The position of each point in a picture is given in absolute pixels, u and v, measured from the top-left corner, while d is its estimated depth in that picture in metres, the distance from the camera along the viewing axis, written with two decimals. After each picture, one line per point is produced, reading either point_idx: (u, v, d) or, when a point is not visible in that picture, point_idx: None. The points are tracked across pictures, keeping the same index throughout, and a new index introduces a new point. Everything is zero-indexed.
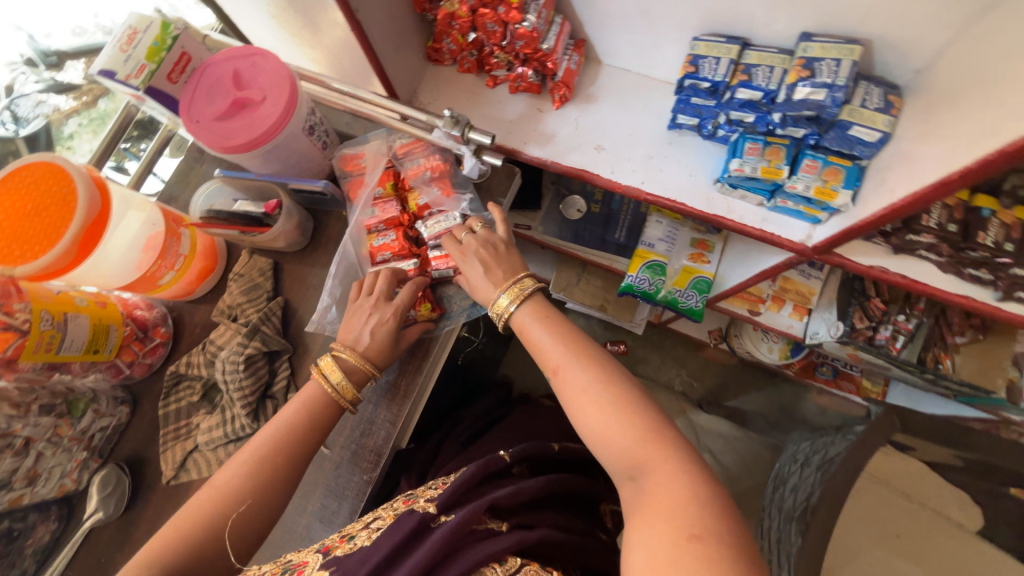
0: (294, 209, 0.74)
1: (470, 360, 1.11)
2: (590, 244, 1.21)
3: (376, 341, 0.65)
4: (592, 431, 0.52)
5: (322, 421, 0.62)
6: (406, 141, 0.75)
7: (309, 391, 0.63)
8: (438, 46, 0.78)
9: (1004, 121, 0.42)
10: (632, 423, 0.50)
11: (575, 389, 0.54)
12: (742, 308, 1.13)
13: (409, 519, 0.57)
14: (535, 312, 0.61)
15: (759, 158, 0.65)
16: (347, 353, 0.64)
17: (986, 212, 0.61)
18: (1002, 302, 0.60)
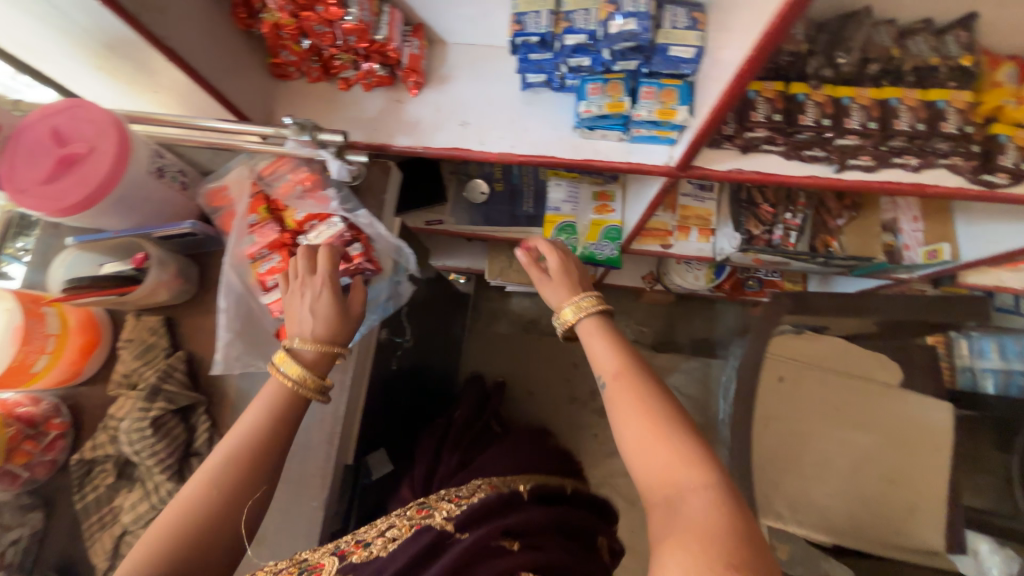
0: (167, 256, 0.70)
1: (413, 363, 1.10)
2: (502, 222, 1.23)
3: (328, 323, 0.61)
4: (637, 439, 0.51)
5: (289, 415, 0.58)
6: (269, 161, 0.73)
7: (270, 392, 0.58)
8: (278, 62, 0.77)
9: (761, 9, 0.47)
10: (675, 438, 0.50)
11: (628, 394, 0.55)
12: (652, 242, 1.18)
13: (427, 534, 0.57)
14: (594, 328, 0.65)
15: (602, 96, 0.69)
16: (303, 343, 0.59)
17: (802, 97, 0.67)
18: (841, 172, 0.67)
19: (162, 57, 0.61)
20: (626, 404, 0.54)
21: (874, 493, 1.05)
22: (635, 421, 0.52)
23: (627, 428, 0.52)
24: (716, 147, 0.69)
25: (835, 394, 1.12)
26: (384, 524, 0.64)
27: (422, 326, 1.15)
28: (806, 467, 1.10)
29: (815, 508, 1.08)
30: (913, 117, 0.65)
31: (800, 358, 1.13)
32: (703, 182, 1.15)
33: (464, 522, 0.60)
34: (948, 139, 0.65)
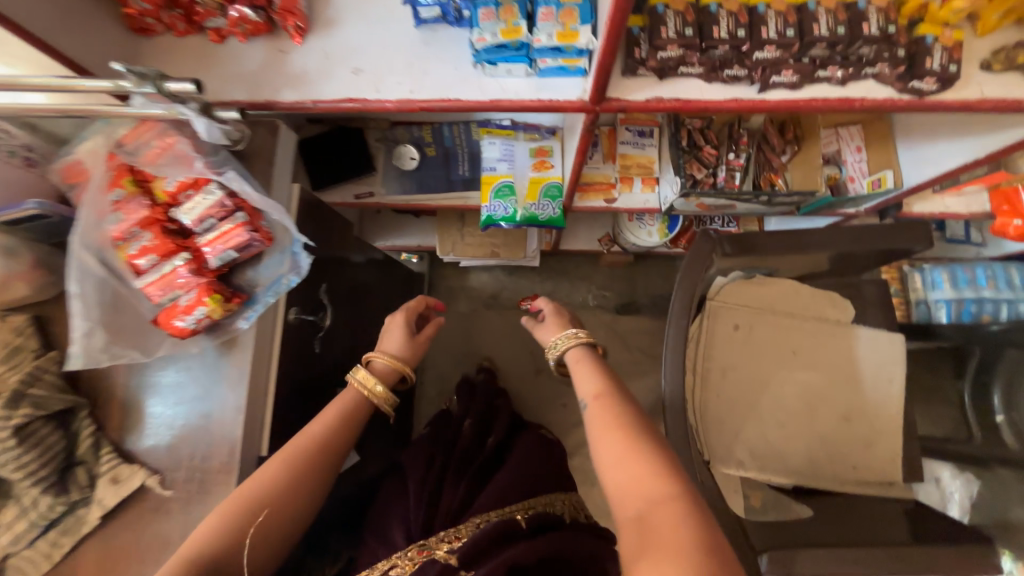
0: (18, 246, 0.62)
1: (350, 342, 1.03)
2: (438, 189, 1.16)
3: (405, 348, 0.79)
4: (610, 456, 0.65)
5: (347, 440, 0.66)
6: (130, 127, 0.63)
7: (350, 397, 0.70)
8: (133, 12, 0.67)
9: None
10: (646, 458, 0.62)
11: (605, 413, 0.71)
12: (594, 198, 1.12)
13: (432, 566, 0.68)
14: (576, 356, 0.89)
15: (495, 22, 0.65)
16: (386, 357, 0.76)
17: (715, 8, 0.62)
18: (764, 92, 0.63)
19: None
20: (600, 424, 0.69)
21: (833, 433, 1.05)
22: (607, 439, 0.67)
23: (606, 443, 0.66)
24: (631, 75, 0.64)
25: (790, 338, 1.09)
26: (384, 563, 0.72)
27: (357, 301, 1.07)
28: (764, 412, 1.06)
29: (775, 455, 1.04)
30: (833, 20, 0.61)
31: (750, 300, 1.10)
32: (642, 128, 1.09)
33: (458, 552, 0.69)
34: (871, 42, 0.61)
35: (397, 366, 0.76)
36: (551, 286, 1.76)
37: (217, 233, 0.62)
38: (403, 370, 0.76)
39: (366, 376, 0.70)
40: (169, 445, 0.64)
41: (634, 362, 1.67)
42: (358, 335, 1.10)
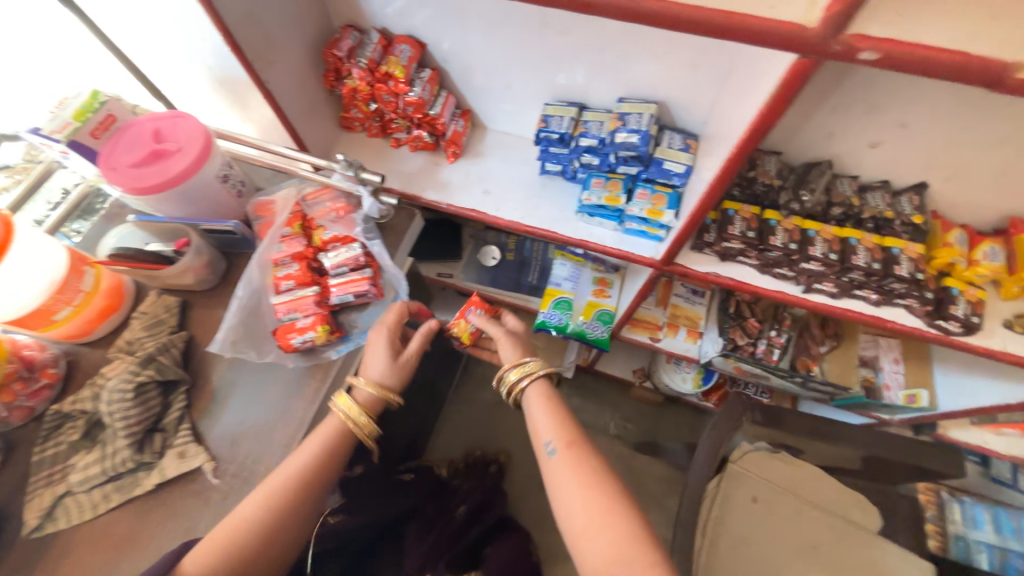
0: (205, 247, 0.80)
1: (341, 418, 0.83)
2: (506, 287, 1.32)
3: (388, 367, 0.73)
4: (580, 502, 0.68)
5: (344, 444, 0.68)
6: (315, 188, 0.85)
7: (328, 428, 0.68)
8: (348, 116, 0.93)
9: (723, 138, 0.63)
10: (615, 507, 0.66)
11: (576, 466, 0.72)
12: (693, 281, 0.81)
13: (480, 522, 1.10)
14: (541, 395, 0.83)
15: (603, 190, 0.80)
16: (378, 388, 0.70)
17: (774, 223, 0.75)
18: (806, 293, 0.76)
19: (245, 73, 0.71)
20: (573, 473, 0.71)
21: None
22: (574, 491, 0.69)
23: (570, 493, 0.69)
24: (698, 251, 0.80)
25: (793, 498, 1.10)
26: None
27: (376, 360, 0.89)
28: None
29: None
30: (870, 256, 0.72)
31: (762, 462, 1.12)
32: (695, 288, 1.23)
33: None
34: (902, 281, 0.72)
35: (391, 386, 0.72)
36: (573, 400, 1.71)
37: (346, 279, 0.78)
38: (392, 399, 0.71)
39: (351, 408, 0.68)
40: (232, 437, 0.72)
41: (643, 508, 1.55)
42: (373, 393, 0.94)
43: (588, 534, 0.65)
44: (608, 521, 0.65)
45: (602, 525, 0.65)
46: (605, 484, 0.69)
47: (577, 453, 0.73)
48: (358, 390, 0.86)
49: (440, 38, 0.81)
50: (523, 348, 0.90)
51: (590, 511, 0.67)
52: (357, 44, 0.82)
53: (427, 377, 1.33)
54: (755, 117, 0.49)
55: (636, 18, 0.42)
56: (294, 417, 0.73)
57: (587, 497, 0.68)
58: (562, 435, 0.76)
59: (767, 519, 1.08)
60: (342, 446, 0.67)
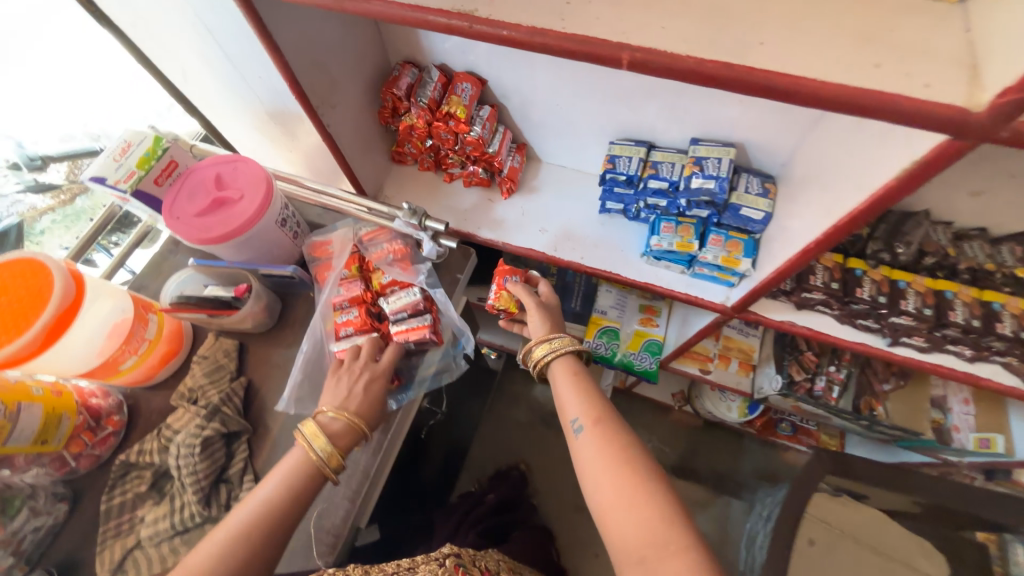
0: (263, 291, 0.80)
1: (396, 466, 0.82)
2: None
3: (361, 398, 0.66)
4: (607, 480, 0.57)
5: (305, 492, 0.59)
6: (371, 228, 0.83)
7: (292, 461, 0.61)
8: (401, 150, 0.91)
9: (820, 191, 0.59)
10: (650, 490, 0.55)
11: (603, 443, 0.61)
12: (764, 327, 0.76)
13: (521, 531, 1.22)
14: (567, 369, 0.72)
15: (673, 235, 0.76)
16: (344, 416, 0.63)
17: (860, 272, 0.72)
18: (892, 346, 0.71)
19: (308, 119, 0.70)
20: (600, 451, 0.60)
21: None
22: (600, 471, 0.59)
23: (596, 474, 0.59)
24: (772, 298, 0.75)
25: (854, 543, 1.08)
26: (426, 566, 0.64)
27: (429, 405, 0.87)
28: None
29: None
30: (968, 312, 0.68)
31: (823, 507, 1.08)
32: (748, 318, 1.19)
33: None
34: (1004, 338, 0.67)
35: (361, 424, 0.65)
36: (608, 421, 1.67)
37: (406, 326, 0.76)
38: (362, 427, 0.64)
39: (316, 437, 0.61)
40: None
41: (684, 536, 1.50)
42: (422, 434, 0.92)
43: (617, 517, 0.55)
44: (638, 502, 0.55)
45: (632, 505, 0.55)
46: (636, 463, 0.59)
47: (605, 429, 0.63)
48: (411, 437, 0.84)
49: (501, 75, 0.78)
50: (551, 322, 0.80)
51: (618, 490, 0.56)
52: (416, 82, 0.80)
53: (466, 403, 1.30)
54: (881, 190, 0.45)
55: (768, 93, 0.39)
56: (355, 469, 0.72)
57: (613, 476, 0.57)
58: (589, 410, 0.66)
59: (826, 564, 1.05)
60: (303, 490, 0.59)
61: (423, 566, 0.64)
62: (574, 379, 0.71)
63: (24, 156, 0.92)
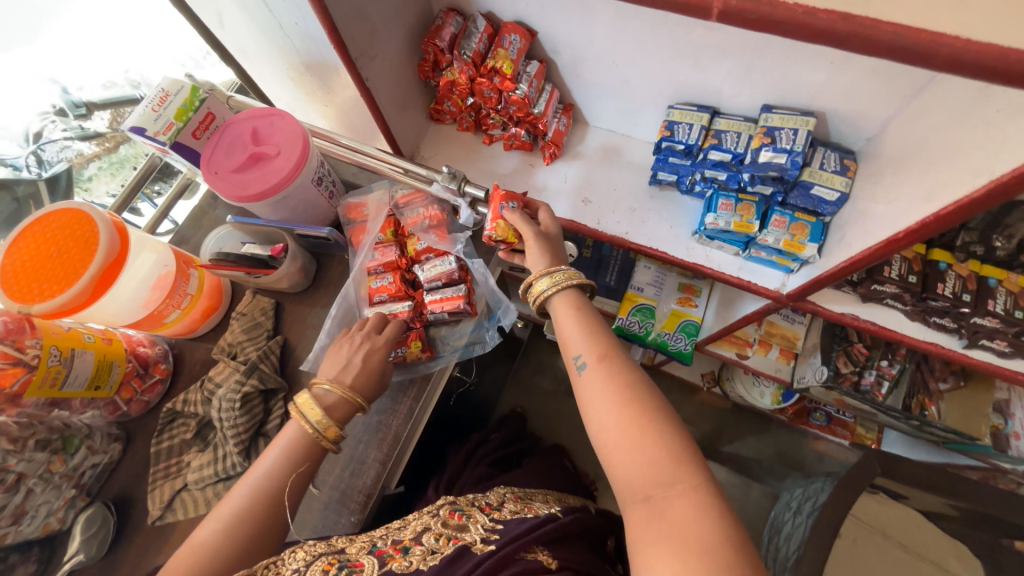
0: (299, 252, 0.79)
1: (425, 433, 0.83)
2: None
3: (357, 371, 0.65)
4: (614, 425, 0.49)
5: (302, 467, 0.59)
6: (407, 191, 0.80)
7: (290, 435, 0.60)
8: (439, 108, 0.86)
9: (921, 172, 0.51)
10: (663, 434, 0.47)
11: (610, 380, 0.52)
12: (820, 317, 0.71)
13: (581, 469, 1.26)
14: (569, 303, 0.62)
15: (732, 214, 0.70)
16: (344, 392, 0.62)
17: (944, 265, 0.65)
18: (968, 349, 0.65)
19: (347, 72, 0.65)
20: (608, 389, 0.52)
21: None
22: (608, 410, 0.50)
23: (603, 420, 0.50)
24: (835, 288, 0.69)
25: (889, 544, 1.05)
26: (417, 520, 0.63)
27: (459, 375, 0.87)
28: None
29: None
30: None
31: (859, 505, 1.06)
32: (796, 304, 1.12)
33: (500, 543, 0.56)
34: None
35: (357, 396, 0.63)
36: None
37: (440, 296, 0.74)
38: (359, 402, 0.63)
39: (307, 407, 0.60)
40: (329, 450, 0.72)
41: None
42: (450, 402, 0.92)
43: (622, 458, 0.47)
44: (646, 440, 0.47)
45: (638, 443, 0.47)
46: (642, 398, 0.50)
47: (611, 365, 0.54)
48: (440, 406, 0.85)
49: (553, 27, 0.70)
50: (550, 250, 0.66)
51: (623, 428, 0.48)
52: (460, 32, 0.73)
53: (491, 370, 1.30)
54: (1008, 177, 0.39)
55: (893, 53, 0.32)
56: (386, 432, 0.73)
57: (617, 414, 0.49)
58: (594, 345, 0.57)
59: (854, 561, 1.04)
60: (302, 465, 0.59)
61: (414, 522, 0.63)
62: (573, 315, 0.60)
63: (69, 102, 0.92)
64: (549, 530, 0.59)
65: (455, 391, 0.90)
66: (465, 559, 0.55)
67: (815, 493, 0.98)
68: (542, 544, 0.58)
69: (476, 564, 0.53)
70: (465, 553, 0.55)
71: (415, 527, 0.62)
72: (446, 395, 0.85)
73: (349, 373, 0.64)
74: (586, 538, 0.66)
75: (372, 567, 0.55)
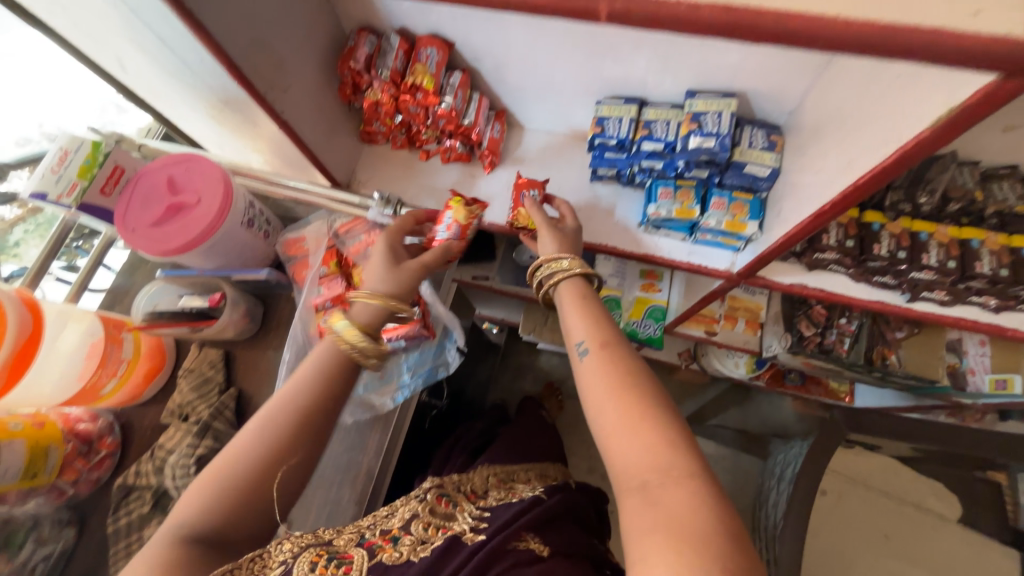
0: (240, 298, 0.75)
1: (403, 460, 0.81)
2: None
3: (387, 279, 0.61)
4: (611, 411, 0.47)
5: (337, 395, 0.55)
6: (345, 219, 0.77)
7: (324, 357, 0.57)
8: (370, 130, 0.83)
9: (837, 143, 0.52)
10: (659, 421, 0.45)
11: (609, 368, 0.50)
12: (773, 290, 0.72)
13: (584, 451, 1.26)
14: (573, 293, 0.60)
15: (672, 202, 0.70)
16: (371, 297, 0.58)
17: (877, 226, 0.66)
18: (912, 302, 0.67)
19: (257, 107, 0.62)
20: (607, 376, 0.49)
21: None
22: (603, 394, 0.48)
23: (600, 405, 0.48)
24: (781, 260, 0.70)
25: (870, 490, 1.07)
26: (403, 510, 0.60)
27: (429, 396, 0.84)
28: None
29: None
30: (996, 261, 0.63)
31: (840, 457, 1.08)
32: None
33: (490, 532, 0.55)
34: None
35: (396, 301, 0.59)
36: None
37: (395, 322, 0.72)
38: (394, 306, 0.59)
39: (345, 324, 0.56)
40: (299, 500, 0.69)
41: None
42: (427, 423, 0.90)
43: (619, 442, 0.45)
44: (642, 424, 0.45)
45: (636, 427, 0.45)
46: (643, 388, 0.48)
47: (612, 355, 0.51)
48: (414, 432, 0.83)
49: (469, 36, 0.69)
50: (566, 239, 0.67)
51: (621, 413, 0.46)
52: (375, 51, 0.71)
53: (468, 383, 1.28)
54: (909, 145, 0.39)
55: (779, 40, 0.32)
56: (358, 471, 0.71)
57: (618, 401, 0.47)
58: (595, 332, 0.55)
59: (838, 510, 1.06)
60: (339, 387, 0.56)
61: (402, 508, 0.61)
62: (578, 303, 0.59)
63: None
64: (536, 515, 0.59)
65: (431, 412, 0.88)
66: (455, 551, 0.53)
67: (794, 456, 0.99)
68: (534, 529, 0.57)
69: (468, 554, 0.52)
70: (455, 543, 0.54)
71: (404, 513, 0.59)
72: (419, 418, 0.83)
73: (382, 279, 0.61)
74: (575, 516, 0.67)
75: (362, 559, 0.52)
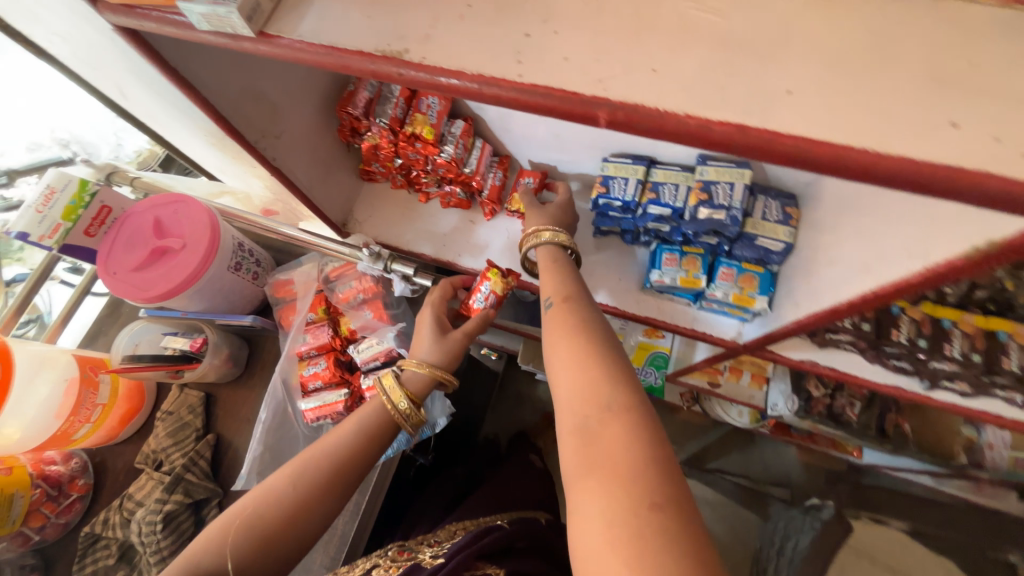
0: (222, 341, 0.73)
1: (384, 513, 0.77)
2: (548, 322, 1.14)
3: (437, 346, 0.60)
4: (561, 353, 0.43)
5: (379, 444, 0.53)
6: (338, 264, 0.74)
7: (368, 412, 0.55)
8: (369, 169, 0.81)
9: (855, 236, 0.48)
10: (608, 362, 0.41)
11: (565, 316, 0.47)
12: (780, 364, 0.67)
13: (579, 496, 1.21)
14: (545, 258, 0.58)
15: (677, 269, 0.67)
16: (422, 365, 0.58)
17: (896, 309, 0.63)
18: (931, 392, 0.60)
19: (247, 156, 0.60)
20: (562, 324, 0.46)
21: None
22: (557, 339, 0.45)
23: (552, 352, 0.45)
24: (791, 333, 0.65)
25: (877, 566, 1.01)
26: (365, 564, 0.58)
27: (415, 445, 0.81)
28: None
29: None
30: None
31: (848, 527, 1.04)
32: None
33: (449, 555, 0.55)
34: None
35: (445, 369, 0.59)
36: None
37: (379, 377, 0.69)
38: (443, 374, 0.59)
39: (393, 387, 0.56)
40: None
41: None
42: (411, 470, 0.86)
43: (563, 378, 0.41)
44: (587, 361, 0.41)
45: (583, 364, 0.41)
46: (598, 334, 0.44)
47: (572, 306, 0.48)
48: (396, 483, 0.79)
49: None
50: (552, 214, 0.64)
51: (569, 352, 0.43)
52: (375, 97, 0.68)
53: (461, 417, 1.24)
54: (939, 268, 0.35)
55: (801, 165, 0.28)
56: (333, 533, 0.67)
57: (567, 345, 0.43)
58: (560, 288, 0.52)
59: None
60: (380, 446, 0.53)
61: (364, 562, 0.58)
62: (550, 265, 0.56)
63: None
64: (494, 539, 0.57)
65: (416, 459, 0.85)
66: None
67: None
68: (489, 558, 0.57)
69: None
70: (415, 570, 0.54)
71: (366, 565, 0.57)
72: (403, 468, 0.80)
73: (432, 346, 0.60)
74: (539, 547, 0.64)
75: None
